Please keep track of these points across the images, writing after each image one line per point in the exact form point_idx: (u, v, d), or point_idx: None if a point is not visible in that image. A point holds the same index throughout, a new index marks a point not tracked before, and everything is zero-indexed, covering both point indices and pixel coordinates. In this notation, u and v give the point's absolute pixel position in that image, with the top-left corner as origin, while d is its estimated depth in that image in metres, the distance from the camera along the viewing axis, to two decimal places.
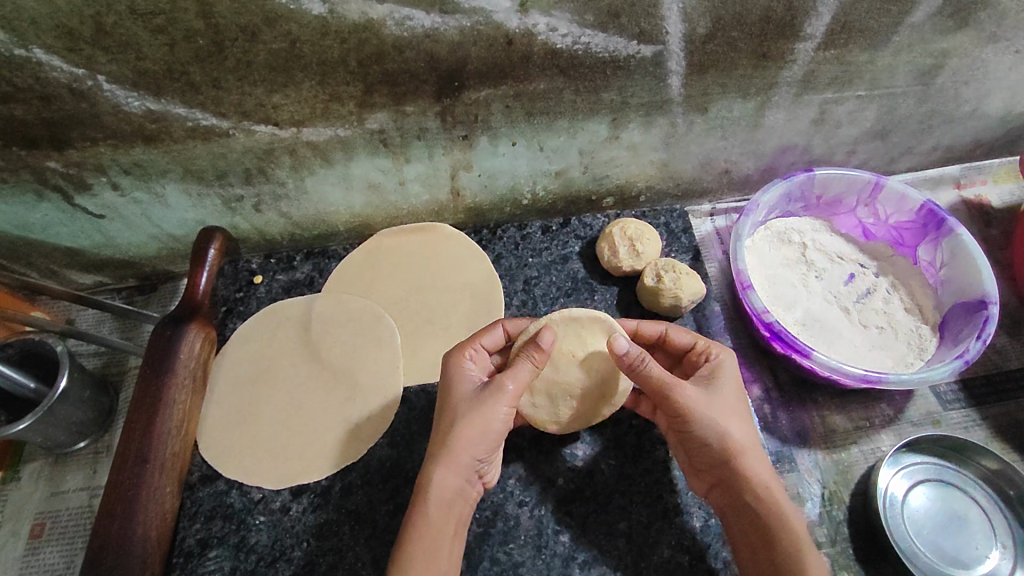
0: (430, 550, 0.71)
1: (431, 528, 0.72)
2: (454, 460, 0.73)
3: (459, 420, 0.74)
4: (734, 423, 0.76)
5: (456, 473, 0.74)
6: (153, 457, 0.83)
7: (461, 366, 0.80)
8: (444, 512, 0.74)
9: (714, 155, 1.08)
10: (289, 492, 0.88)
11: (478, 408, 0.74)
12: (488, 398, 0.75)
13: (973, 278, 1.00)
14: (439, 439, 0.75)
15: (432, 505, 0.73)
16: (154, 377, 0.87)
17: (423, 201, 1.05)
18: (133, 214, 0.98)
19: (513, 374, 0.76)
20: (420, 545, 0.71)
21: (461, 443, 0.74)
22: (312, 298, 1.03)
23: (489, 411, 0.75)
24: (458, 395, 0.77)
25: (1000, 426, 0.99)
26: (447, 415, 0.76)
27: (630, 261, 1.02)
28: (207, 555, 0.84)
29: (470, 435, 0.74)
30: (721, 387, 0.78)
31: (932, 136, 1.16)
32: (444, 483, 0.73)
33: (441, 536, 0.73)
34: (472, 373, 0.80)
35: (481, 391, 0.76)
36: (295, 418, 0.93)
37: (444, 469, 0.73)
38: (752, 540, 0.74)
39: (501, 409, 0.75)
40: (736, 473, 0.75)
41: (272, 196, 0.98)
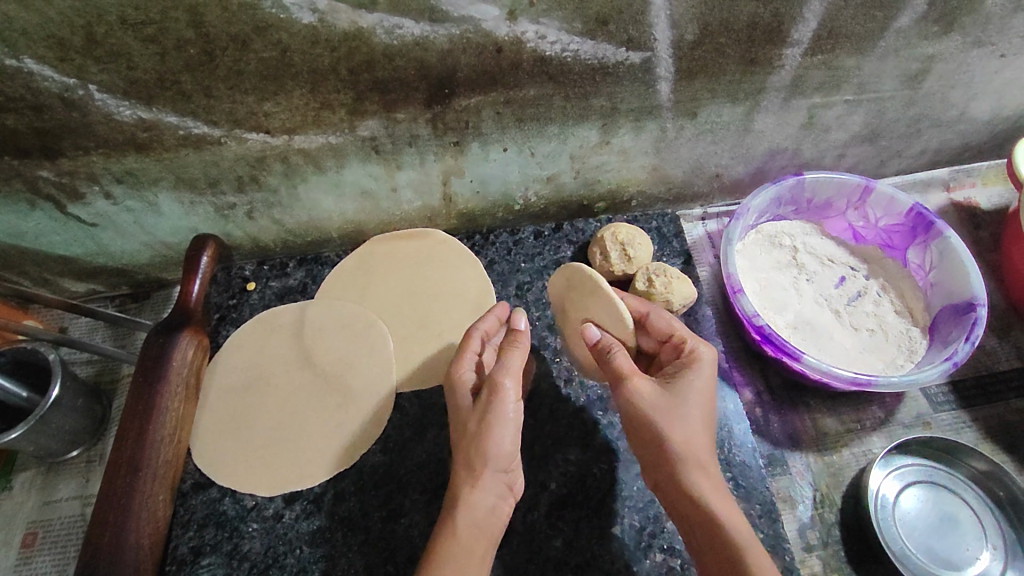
0: (460, 563, 0.71)
1: (460, 537, 0.72)
2: (483, 473, 0.75)
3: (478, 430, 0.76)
4: (690, 418, 0.76)
5: (486, 486, 0.75)
6: (146, 465, 0.83)
7: (458, 371, 0.82)
8: (474, 526, 0.74)
9: (705, 159, 1.08)
10: (282, 499, 0.88)
11: (490, 414, 0.76)
12: (490, 398, 0.76)
13: (962, 280, 1.01)
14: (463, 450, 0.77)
15: (460, 518, 0.73)
16: (147, 385, 0.87)
17: (415, 207, 1.06)
18: (126, 222, 0.98)
19: (507, 367, 0.78)
20: (451, 559, 0.70)
21: (485, 455, 0.75)
22: (305, 304, 1.03)
23: (499, 411, 0.76)
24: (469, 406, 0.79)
25: (990, 427, 1.00)
26: (465, 426, 0.78)
27: (621, 266, 1.03)
28: (200, 562, 0.84)
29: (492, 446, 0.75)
30: (683, 380, 0.79)
31: (921, 140, 1.17)
32: (473, 496, 0.75)
33: (469, 548, 0.72)
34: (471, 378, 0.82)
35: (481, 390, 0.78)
36: (289, 423, 0.93)
37: (473, 484, 0.75)
38: (697, 537, 0.73)
39: (507, 407, 0.76)
40: (681, 471, 0.74)
41: (265, 204, 0.98)
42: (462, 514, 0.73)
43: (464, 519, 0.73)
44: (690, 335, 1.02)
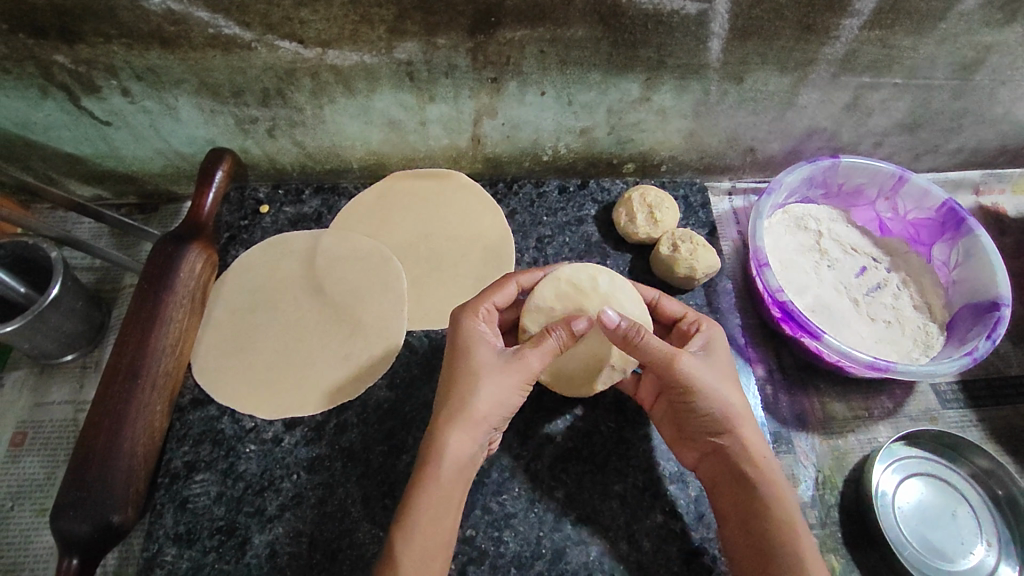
0: (435, 510, 0.69)
1: (438, 497, 0.70)
2: (467, 435, 0.71)
3: (477, 391, 0.71)
4: (735, 394, 0.75)
5: (471, 445, 0.71)
6: (145, 373, 0.81)
7: (475, 328, 0.76)
8: (454, 486, 0.71)
9: (741, 130, 1.06)
10: (282, 423, 0.86)
11: (492, 379, 0.71)
12: (508, 368, 0.72)
13: (988, 280, 0.99)
14: (452, 409, 0.71)
15: (444, 470, 0.70)
16: (152, 293, 0.85)
17: (441, 145, 1.02)
18: (141, 125, 0.94)
19: (539, 350, 0.73)
20: (428, 508, 0.69)
21: (476, 421, 0.71)
22: (319, 233, 1.01)
23: (505, 383, 0.72)
24: (474, 362, 0.73)
25: (996, 429, 0.99)
26: (458, 386, 0.72)
27: (646, 229, 1.00)
28: (193, 478, 0.82)
29: (481, 413, 0.71)
30: (717, 356, 0.77)
31: (960, 137, 1.15)
32: (458, 451, 0.70)
33: (444, 500, 0.70)
34: (487, 338, 0.75)
35: (503, 361, 0.72)
36: (292, 349, 0.91)
37: (453, 443, 0.70)
38: (742, 515, 0.73)
39: (518, 383, 0.72)
40: (739, 443, 0.74)
41: (288, 122, 0.95)
42: (436, 473, 0.70)
43: (446, 481, 0.70)
44: (708, 306, 1.00)
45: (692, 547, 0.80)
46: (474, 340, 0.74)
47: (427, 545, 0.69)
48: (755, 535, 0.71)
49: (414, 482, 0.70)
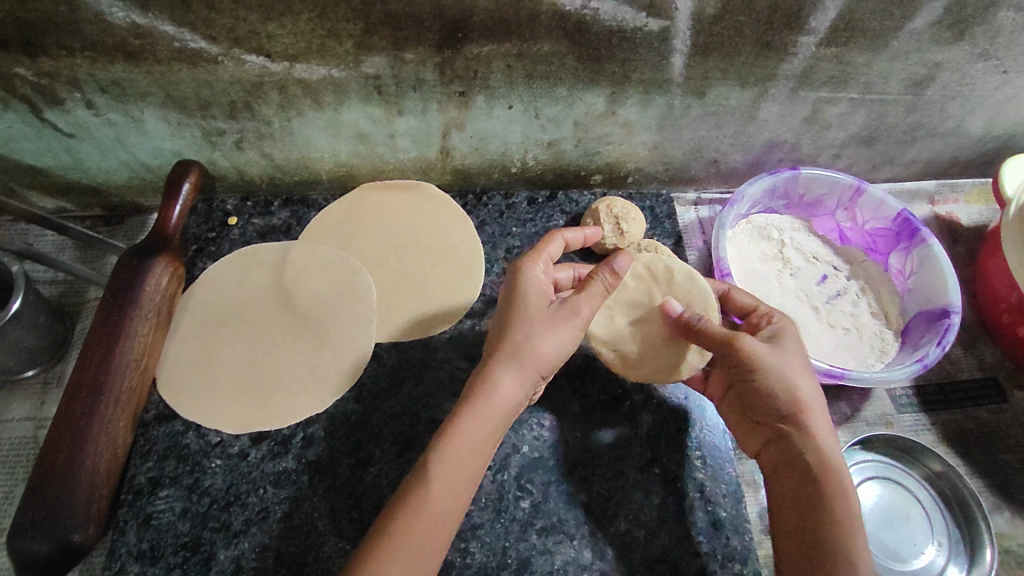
0: (471, 447, 0.70)
1: (476, 427, 0.71)
2: (517, 370, 0.73)
3: (533, 333, 0.74)
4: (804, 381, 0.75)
5: (519, 383, 0.74)
6: (108, 389, 0.80)
7: (533, 274, 0.79)
8: (498, 424, 0.72)
9: (705, 143, 1.08)
10: (249, 438, 0.86)
11: (548, 324, 0.75)
12: (562, 316, 0.75)
13: (940, 288, 1.03)
14: (506, 345, 0.74)
15: (487, 405, 0.72)
16: (116, 308, 0.84)
17: (411, 156, 1.03)
18: (106, 137, 0.93)
19: (590, 297, 0.76)
20: (466, 440, 0.70)
21: (529, 361, 0.74)
22: (287, 245, 1.00)
23: (559, 327, 0.75)
24: (532, 304, 0.76)
25: (948, 433, 1.02)
26: (514, 323, 0.75)
27: (613, 240, 1.02)
28: (157, 494, 0.82)
29: (535, 359, 0.74)
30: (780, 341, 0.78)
31: (914, 149, 1.18)
32: (506, 387, 0.73)
33: (479, 437, 0.70)
34: (541, 284, 0.78)
35: (556, 308, 0.76)
36: (261, 361, 0.90)
37: (501, 378, 0.73)
38: (797, 503, 0.72)
39: (569, 329, 0.75)
40: (808, 433, 0.74)
41: (256, 134, 0.95)
42: (487, 406, 0.72)
43: (490, 414, 0.72)
44: None
45: (654, 553, 0.82)
46: (529, 277, 0.78)
47: (454, 487, 0.68)
48: (808, 521, 0.70)
49: (458, 414, 0.71)
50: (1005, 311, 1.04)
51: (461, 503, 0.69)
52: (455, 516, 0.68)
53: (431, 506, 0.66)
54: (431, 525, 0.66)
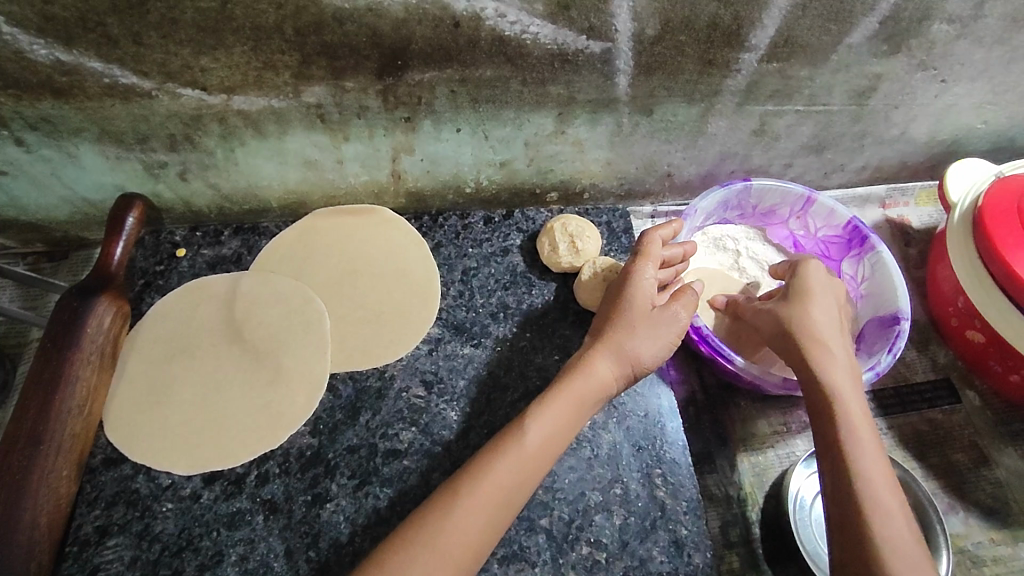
0: (552, 424, 0.77)
1: (567, 405, 0.79)
2: (613, 360, 0.83)
3: (634, 328, 0.84)
4: (828, 359, 0.80)
5: (614, 373, 0.83)
6: (48, 438, 0.78)
7: (643, 271, 0.87)
8: (585, 406, 0.80)
9: (658, 157, 1.08)
10: (200, 478, 0.84)
11: (637, 319, 0.84)
12: (662, 320, 0.85)
13: (890, 295, 1.04)
14: (612, 337, 0.84)
15: (578, 385, 0.81)
16: (55, 351, 0.81)
17: (362, 181, 1.01)
18: (42, 173, 0.90)
19: (687, 302, 0.86)
20: (545, 414, 0.78)
21: (629, 355, 0.83)
22: (237, 276, 0.99)
23: (661, 327, 0.84)
24: (640, 301, 0.85)
25: (904, 435, 1.03)
26: (620, 316, 0.85)
27: (569, 258, 1.02)
28: (104, 543, 0.79)
29: (630, 354, 0.83)
30: (807, 283, 0.89)
31: (863, 156, 1.18)
32: (600, 373, 0.82)
33: (567, 417, 0.79)
34: (652, 284, 0.87)
35: (659, 310, 0.85)
36: (212, 399, 0.88)
37: (599, 363, 0.83)
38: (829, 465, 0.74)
39: (673, 329, 0.85)
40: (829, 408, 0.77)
41: (199, 165, 0.93)
42: (583, 384, 0.81)
43: (577, 395, 0.80)
44: None
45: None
46: (638, 277, 0.86)
47: (532, 455, 0.75)
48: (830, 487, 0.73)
49: (558, 386, 0.81)
50: (953, 313, 1.05)
51: (540, 473, 0.76)
52: (524, 488, 0.74)
53: (503, 469, 0.73)
54: (495, 490, 0.72)
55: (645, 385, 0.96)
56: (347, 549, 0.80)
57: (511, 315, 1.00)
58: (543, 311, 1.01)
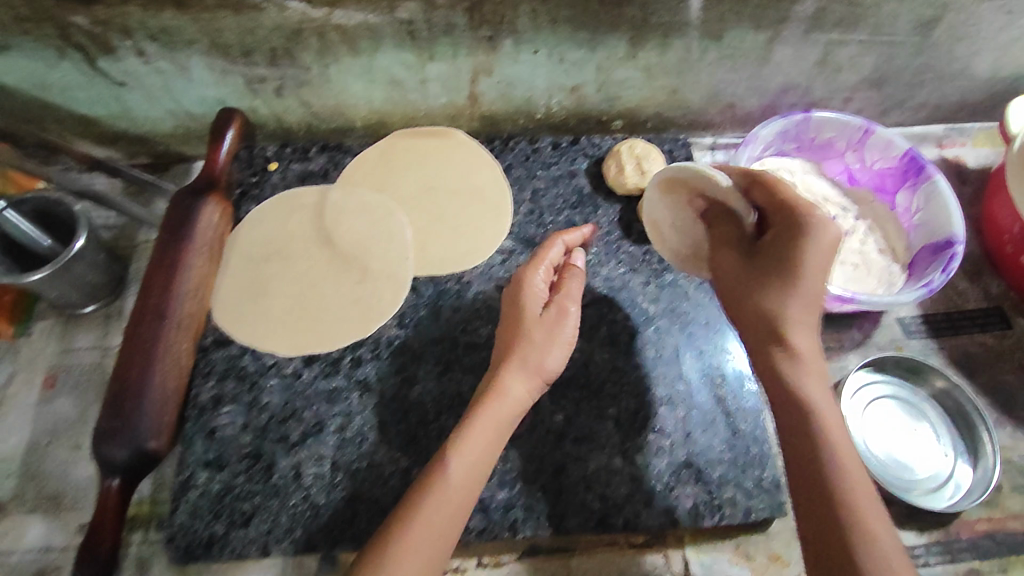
0: (473, 450, 0.75)
1: (485, 421, 0.77)
2: (522, 375, 0.82)
3: (528, 339, 0.84)
4: (806, 341, 0.71)
5: (526, 388, 0.81)
6: (170, 314, 0.88)
7: (531, 277, 0.88)
8: (500, 427, 0.78)
9: (721, 87, 1.11)
10: (301, 359, 0.93)
11: (527, 324, 0.85)
12: (552, 322, 0.86)
13: (944, 221, 1.04)
14: (515, 351, 0.83)
15: (493, 399, 0.79)
16: (173, 239, 0.91)
17: (440, 103, 1.08)
18: (155, 85, 0.99)
19: (575, 297, 0.88)
20: (470, 437, 0.76)
21: (534, 366, 0.83)
22: (326, 188, 1.07)
23: (559, 332, 0.85)
24: (529, 312, 0.85)
25: (954, 357, 1.07)
26: (519, 332, 0.84)
27: (634, 179, 1.07)
28: (220, 409, 0.90)
29: (535, 361, 0.83)
30: (802, 259, 0.69)
31: (923, 92, 1.20)
32: (510, 385, 0.80)
33: (483, 436, 0.76)
34: (539, 290, 0.88)
35: (547, 314, 0.86)
36: (308, 292, 0.97)
37: (509, 381, 0.81)
38: (809, 502, 0.66)
39: (568, 326, 0.86)
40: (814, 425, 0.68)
41: (294, 82, 1.00)
42: (498, 409, 0.78)
43: (487, 412, 0.78)
44: None
45: (680, 459, 0.89)
46: (529, 285, 0.87)
47: (462, 487, 0.73)
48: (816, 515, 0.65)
49: (471, 413, 0.78)
50: (1008, 241, 1.08)
51: (471, 502, 0.73)
52: (453, 526, 0.71)
53: (432, 503, 0.70)
54: (429, 532, 0.69)
55: (704, 297, 1.02)
56: (434, 425, 0.89)
57: None
58: (607, 229, 1.07)
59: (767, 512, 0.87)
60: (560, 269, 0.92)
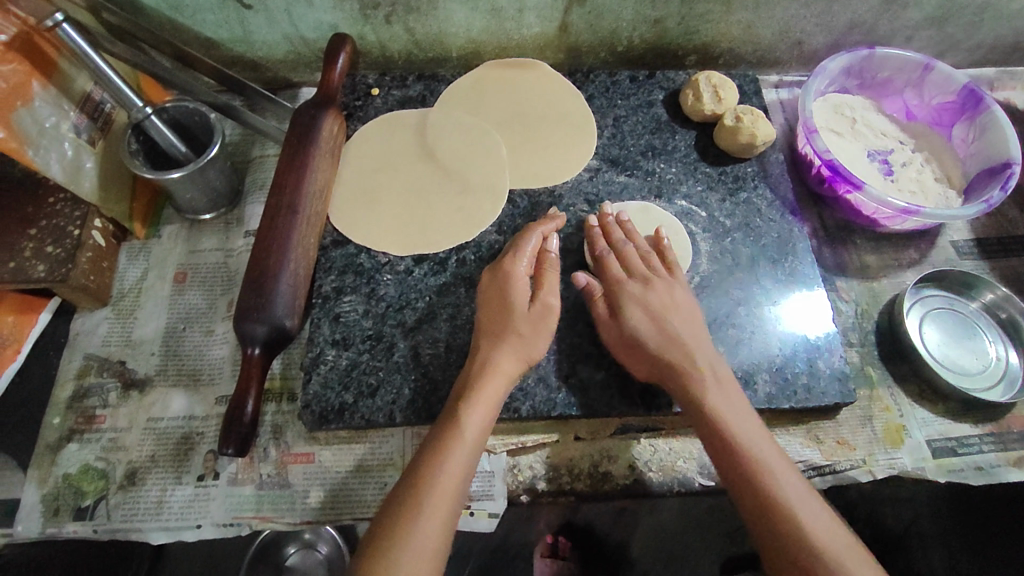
0: (477, 418, 0.84)
1: (484, 392, 0.86)
2: (514, 356, 0.90)
3: (517, 326, 0.91)
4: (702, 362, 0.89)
5: (515, 368, 0.90)
6: (301, 209, 0.97)
7: (512, 269, 0.95)
8: (495, 396, 0.86)
9: (793, 23, 1.19)
10: (412, 258, 1.03)
11: (513, 310, 0.92)
12: (540, 314, 0.93)
13: (1001, 147, 1.12)
14: (508, 338, 0.90)
15: (486, 376, 0.87)
16: (302, 144, 1.01)
17: (532, 33, 1.16)
18: (278, 8, 1.07)
19: (553, 290, 0.96)
20: (476, 409, 0.84)
21: (524, 353, 0.91)
22: (425, 111, 1.16)
23: (545, 321, 0.93)
24: (516, 298, 0.93)
25: (1005, 276, 1.15)
26: (508, 319, 0.91)
27: (711, 106, 1.15)
28: (342, 298, 0.99)
29: (521, 345, 0.91)
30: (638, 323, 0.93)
31: (979, 33, 1.27)
32: (503, 362, 0.88)
33: (484, 406, 0.85)
34: (521, 279, 0.95)
35: (533, 305, 0.93)
36: (414, 202, 1.07)
37: (503, 361, 0.89)
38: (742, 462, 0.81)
39: (549, 317, 0.94)
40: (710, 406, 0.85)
41: (405, 8, 1.09)
42: (494, 385, 0.87)
43: (484, 388, 0.86)
44: (762, 174, 1.14)
45: (758, 351, 0.98)
46: (513, 274, 0.95)
47: (466, 448, 0.82)
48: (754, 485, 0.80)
49: (473, 387, 0.86)
50: None
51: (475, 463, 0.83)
52: (464, 480, 0.80)
53: (450, 461, 0.80)
54: (445, 491, 0.78)
55: (776, 214, 1.10)
56: None
57: (658, 153, 1.15)
58: (685, 152, 1.15)
59: (838, 398, 0.96)
60: (538, 255, 0.99)
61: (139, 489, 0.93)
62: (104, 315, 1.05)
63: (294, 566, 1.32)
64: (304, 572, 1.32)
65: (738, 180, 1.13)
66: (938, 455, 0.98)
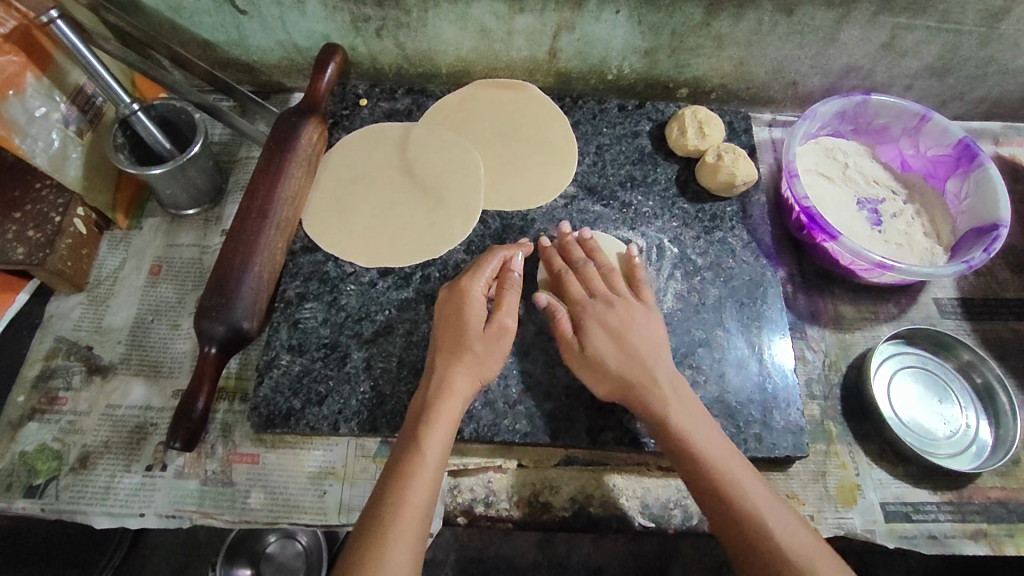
0: (436, 441, 0.83)
1: (445, 410, 0.85)
2: (468, 374, 0.89)
3: (472, 346, 0.90)
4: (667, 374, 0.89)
5: (470, 386, 0.88)
6: (272, 215, 0.99)
7: (469, 288, 0.93)
8: (455, 414, 0.86)
9: (787, 64, 1.17)
10: (377, 271, 1.04)
11: (468, 331, 0.90)
12: (494, 334, 0.92)
13: (991, 207, 1.08)
14: (461, 358, 0.89)
15: (442, 395, 0.86)
16: (279, 151, 1.02)
17: (522, 56, 1.17)
18: (271, 15, 1.09)
19: (511, 311, 0.94)
20: (433, 434, 0.83)
21: (477, 372, 0.89)
22: (409, 125, 1.17)
23: (500, 343, 0.92)
24: (471, 315, 0.91)
25: (986, 340, 1.11)
26: (462, 337, 0.90)
27: (695, 141, 1.14)
28: (304, 305, 1.01)
29: (475, 362, 0.89)
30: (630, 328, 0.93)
31: (984, 86, 1.23)
32: (456, 380, 0.87)
33: (442, 424, 0.84)
34: (478, 296, 0.93)
35: (487, 326, 0.92)
36: (386, 214, 1.08)
37: (458, 379, 0.88)
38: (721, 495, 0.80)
39: (506, 339, 0.92)
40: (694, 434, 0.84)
41: (394, 23, 1.10)
42: (448, 404, 0.86)
43: (440, 407, 0.85)
44: (742, 214, 1.12)
45: (712, 396, 0.96)
46: (469, 292, 0.93)
47: (430, 470, 0.81)
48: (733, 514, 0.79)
49: (429, 407, 0.85)
50: None
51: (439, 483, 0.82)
52: (430, 500, 0.79)
53: (417, 484, 0.79)
54: (415, 507, 0.78)
55: (751, 256, 1.09)
56: None
57: (637, 185, 1.14)
58: (665, 186, 1.14)
59: (791, 450, 0.94)
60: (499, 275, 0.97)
61: (90, 473, 0.95)
62: (78, 300, 1.08)
63: (274, 555, 1.33)
64: (281, 561, 1.33)
65: (716, 218, 1.12)
66: (891, 519, 0.95)
